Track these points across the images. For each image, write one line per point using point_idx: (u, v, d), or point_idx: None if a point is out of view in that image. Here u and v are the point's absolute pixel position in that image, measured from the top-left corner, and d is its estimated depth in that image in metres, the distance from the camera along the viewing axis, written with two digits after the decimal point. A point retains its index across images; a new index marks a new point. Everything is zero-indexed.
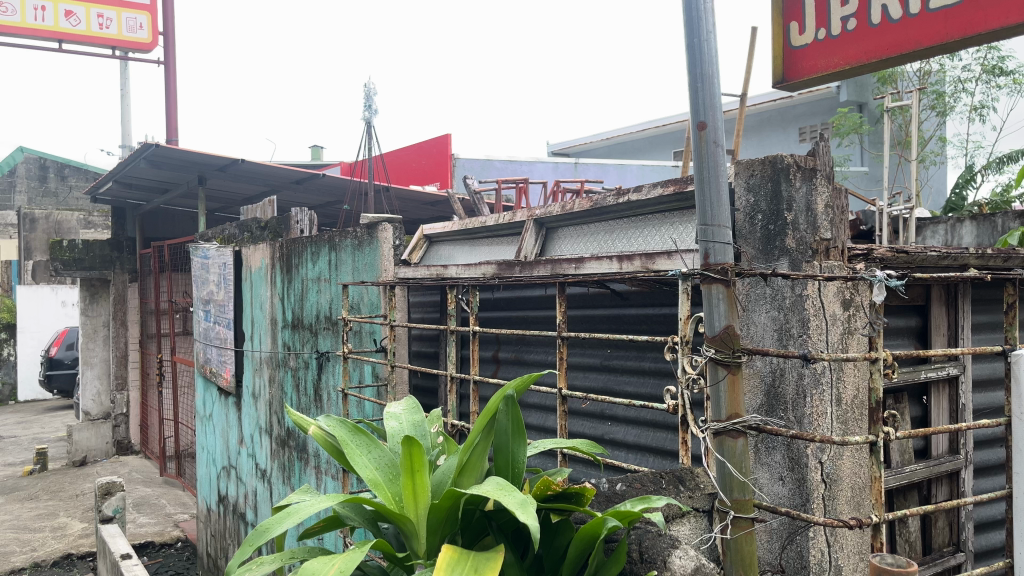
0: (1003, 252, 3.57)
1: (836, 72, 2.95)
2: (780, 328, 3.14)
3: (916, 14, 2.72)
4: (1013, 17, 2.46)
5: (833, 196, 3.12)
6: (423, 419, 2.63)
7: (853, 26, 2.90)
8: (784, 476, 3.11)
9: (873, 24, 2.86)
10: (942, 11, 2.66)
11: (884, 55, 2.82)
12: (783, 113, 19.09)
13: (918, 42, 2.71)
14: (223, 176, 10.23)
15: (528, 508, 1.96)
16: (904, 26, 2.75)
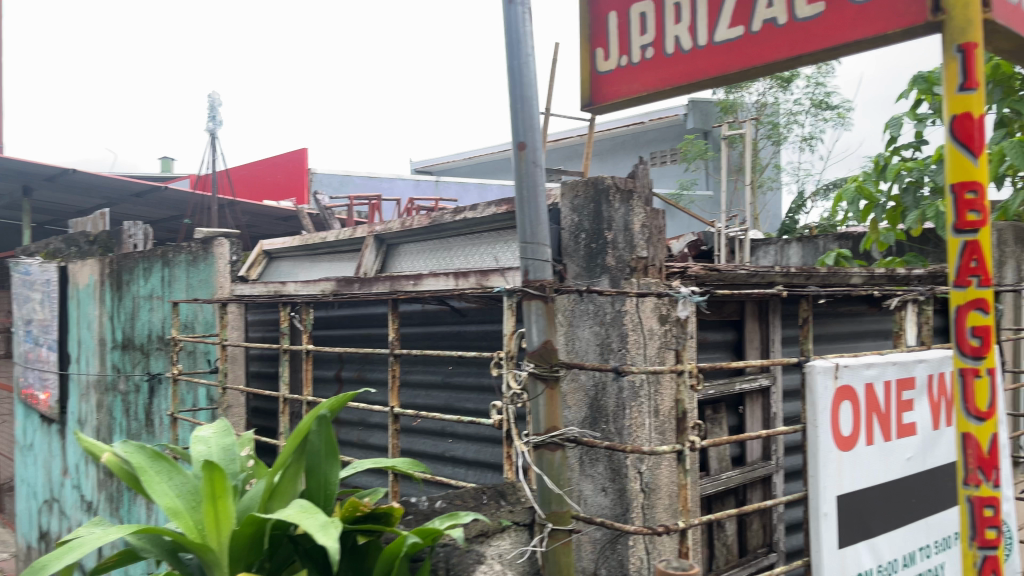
0: (806, 270, 3.80)
1: (637, 97, 2.85)
2: (602, 342, 3.26)
3: (704, 46, 2.68)
4: (782, 54, 2.48)
5: (649, 217, 3.28)
6: (235, 442, 2.53)
7: (652, 54, 2.82)
8: (606, 487, 3.21)
9: (667, 54, 2.79)
10: (726, 44, 2.63)
11: (680, 82, 2.73)
12: (636, 137, 20.01)
13: (705, 72, 2.68)
14: (50, 186, 9.50)
15: (329, 531, 1.93)
16: (693, 57, 2.70)
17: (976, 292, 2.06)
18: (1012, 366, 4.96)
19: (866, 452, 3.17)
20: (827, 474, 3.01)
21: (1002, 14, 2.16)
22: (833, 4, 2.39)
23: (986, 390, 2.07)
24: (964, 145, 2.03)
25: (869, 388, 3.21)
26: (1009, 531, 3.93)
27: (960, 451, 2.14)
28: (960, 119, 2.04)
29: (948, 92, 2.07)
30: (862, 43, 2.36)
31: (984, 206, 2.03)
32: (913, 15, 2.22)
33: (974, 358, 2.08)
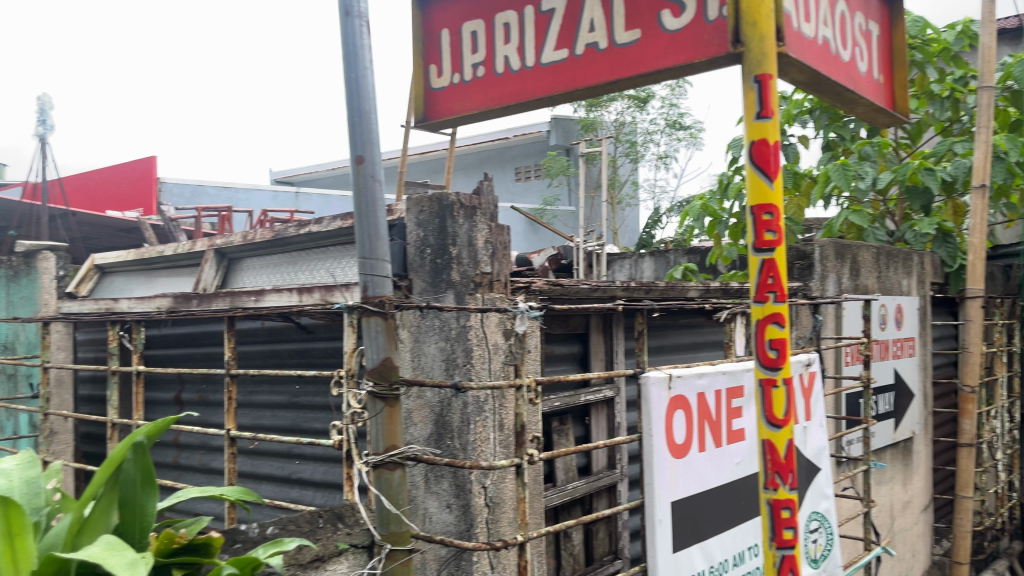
0: (645, 284, 3.94)
1: (468, 115, 2.80)
2: (447, 358, 3.23)
3: (532, 67, 2.67)
4: (603, 77, 2.52)
5: (492, 232, 3.32)
6: (39, 474, 2.36)
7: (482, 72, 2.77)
8: (450, 503, 3.20)
9: (497, 73, 2.75)
10: (552, 66, 2.63)
11: (509, 101, 2.71)
12: (500, 152, 20.28)
13: (531, 92, 2.66)
14: None
15: (137, 568, 1.85)
16: (522, 78, 2.68)
17: (772, 307, 2.14)
18: (835, 371, 5.35)
19: (698, 459, 3.33)
20: (661, 482, 3.13)
21: (794, 50, 2.20)
22: (648, 31, 2.46)
23: (782, 399, 2.16)
24: (762, 170, 2.09)
25: (701, 397, 3.37)
26: (828, 525, 4.27)
27: (761, 457, 2.20)
28: (757, 145, 2.10)
29: (748, 119, 2.13)
30: (675, 69, 2.44)
31: (779, 226, 2.11)
32: (718, 45, 2.31)
33: (771, 368, 2.16)
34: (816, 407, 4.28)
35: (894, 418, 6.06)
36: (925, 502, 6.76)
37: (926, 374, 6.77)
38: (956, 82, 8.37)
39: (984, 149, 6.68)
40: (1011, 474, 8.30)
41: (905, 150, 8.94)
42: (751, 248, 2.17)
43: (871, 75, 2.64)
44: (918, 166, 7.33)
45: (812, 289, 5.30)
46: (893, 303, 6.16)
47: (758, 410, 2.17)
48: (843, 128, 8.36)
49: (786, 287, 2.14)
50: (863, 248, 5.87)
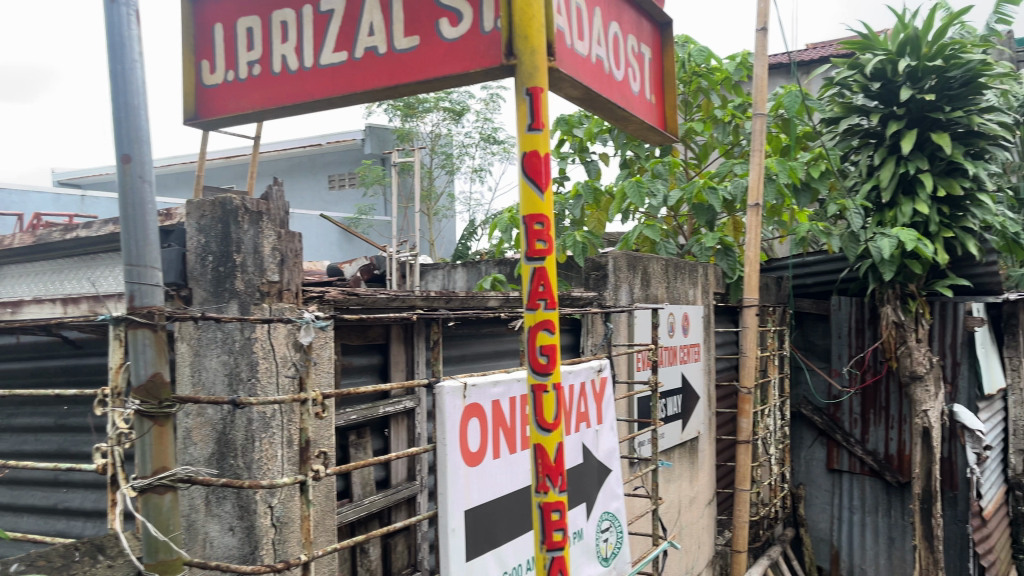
0: (445, 294, 3.92)
1: (242, 115, 2.60)
2: (230, 372, 3.04)
3: (310, 68, 2.54)
4: (381, 82, 2.46)
5: (280, 239, 3.19)
6: None
7: (258, 71, 2.60)
8: (233, 526, 3.02)
9: (274, 73, 2.59)
10: (330, 68, 2.52)
11: (286, 103, 2.56)
12: (313, 160, 19.76)
13: (308, 94, 2.54)
14: None
15: None
16: (299, 79, 2.55)
17: (543, 314, 2.12)
18: (627, 376, 5.65)
19: (492, 465, 3.37)
20: (455, 491, 3.14)
21: (564, 64, 2.27)
22: (426, 38, 2.44)
23: (553, 404, 2.14)
24: (533, 180, 2.09)
25: (495, 405, 3.42)
26: (618, 524, 4.49)
27: (532, 461, 2.16)
28: (529, 156, 2.11)
29: (519, 131, 2.13)
30: (455, 78, 2.43)
31: (549, 236, 2.11)
32: (493, 55, 2.34)
33: (542, 374, 2.13)
34: (608, 410, 4.49)
35: (680, 419, 6.48)
36: (709, 497, 7.29)
37: (710, 377, 7.31)
38: (736, 109, 9.16)
39: (758, 170, 7.36)
40: (783, 467, 9.15)
41: (694, 169, 9.66)
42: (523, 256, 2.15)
43: (642, 95, 2.81)
44: (703, 185, 7.94)
45: (606, 298, 5.57)
46: (681, 311, 6.62)
47: (529, 415, 2.13)
48: (639, 148, 8.91)
49: (556, 294, 2.13)
50: (653, 260, 6.24)
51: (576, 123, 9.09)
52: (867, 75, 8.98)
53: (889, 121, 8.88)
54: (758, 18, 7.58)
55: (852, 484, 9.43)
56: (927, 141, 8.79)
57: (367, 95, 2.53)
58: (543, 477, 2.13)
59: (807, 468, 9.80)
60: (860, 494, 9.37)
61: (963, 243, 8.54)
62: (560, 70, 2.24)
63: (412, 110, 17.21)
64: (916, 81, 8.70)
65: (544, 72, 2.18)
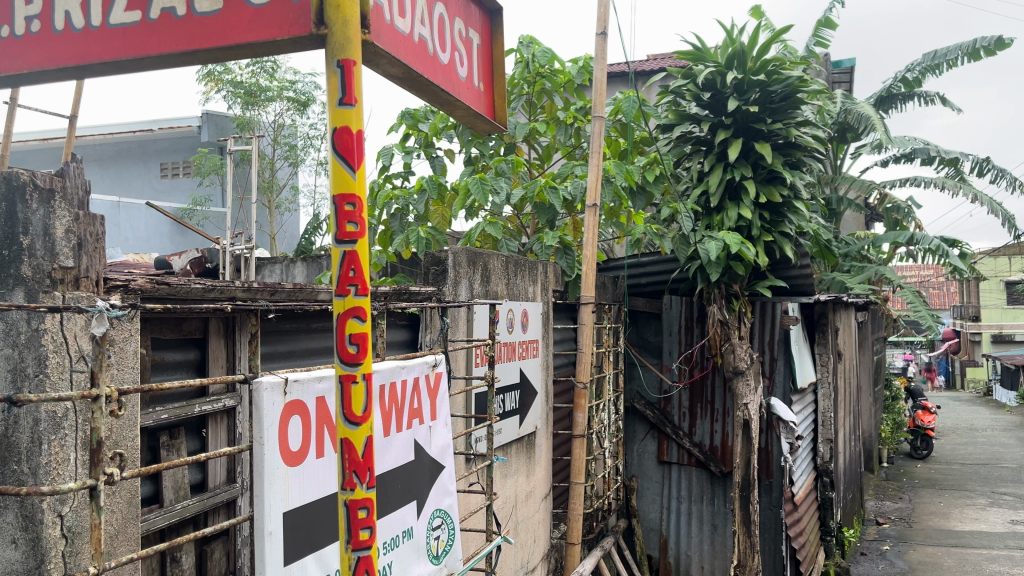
0: (268, 285, 3.70)
1: (17, 76, 2.32)
2: (13, 368, 2.72)
3: (97, 27, 2.29)
4: (177, 45, 2.25)
5: (75, 222, 2.89)
6: None
7: (37, 28, 2.33)
8: (16, 539, 2.70)
9: (56, 30, 2.32)
10: (122, 28, 2.28)
11: (71, 64, 2.30)
12: (143, 146, 18.51)
13: (96, 55, 2.29)
14: None
15: None
16: (85, 38, 2.30)
17: (353, 300, 2.00)
18: (465, 371, 5.62)
19: (314, 464, 3.23)
20: (272, 491, 2.98)
21: (381, 38, 2.17)
22: (230, 2, 2.25)
23: (363, 395, 2.02)
24: (345, 158, 1.99)
25: (319, 402, 3.28)
26: (450, 521, 4.45)
27: (337, 457, 2.04)
28: (340, 132, 2.00)
29: (331, 105, 2.02)
30: (261, 46, 2.26)
31: (361, 218, 2.01)
32: (303, 25, 2.19)
33: (351, 364, 2.01)
34: (442, 406, 4.42)
35: (517, 415, 6.54)
36: (545, 492, 7.41)
37: (548, 373, 7.43)
38: (579, 112, 9.37)
39: (596, 172, 7.54)
40: (617, 459, 9.46)
41: (538, 169, 9.83)
42: (333, 240, 2.03)
43: (470, 81, 2.76)
44: (544, 184, 8.05)
45: (445, 294, 5.50)
46: (519, 308, 6.67)
47: (336, 408, 2.00)
48: (483, 145, 9.02)
49: (368, 280, 2.03)
50: (493, 257, 6.24)
51: (422, 117, 8.99)
52: (699, 85, 9.46)
53: (718, 130, 9.41)
54: (598, 22, 7.79)
55: (680, 475, 9.91)
56: (751, 150, 9.37)
57: (163, 60, 2.31)
58: (350, 473, 2.01)
59: (640, 461, 10.18)
60: (687, 484, 9.86)
61: (781, 246, 9.17)
62: (376, 47, 2.15)
63: (253, 98, 16.35)
64: (742, 93, 9.26)
65: (357, 46, 2.07)
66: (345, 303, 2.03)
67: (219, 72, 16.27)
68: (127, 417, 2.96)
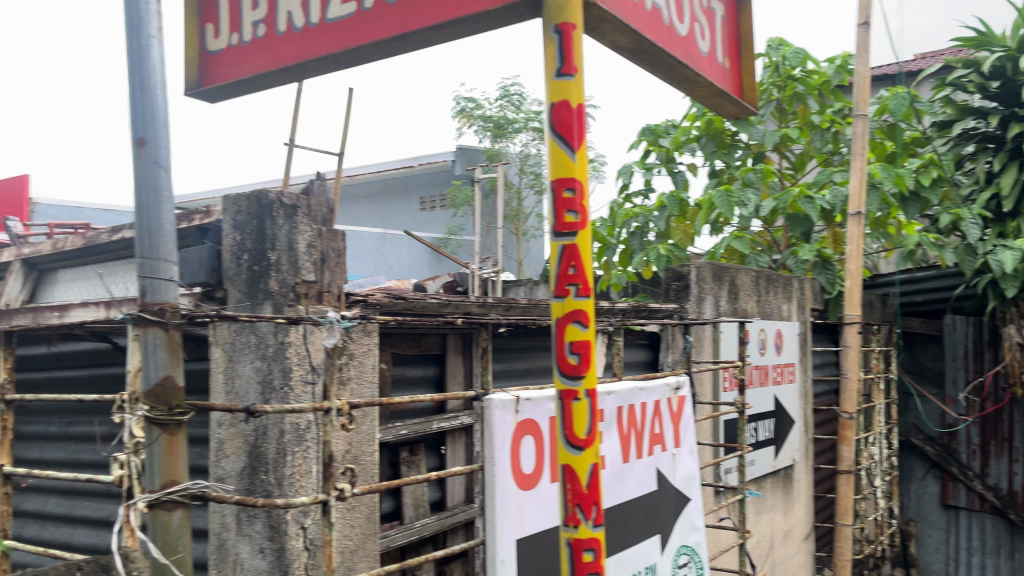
0: (503, 300, 3.60)
1: (244, 80, 2.43)
2: (262, 380, 2.81)
3: (315, 24, 2.32)
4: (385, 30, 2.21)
5: (316, 236, 2.95)
6: None
7: (262, 34, 2.42)
8: (264, 548, 2.76)
9: (280, 32, 2.39)
10: (336, 22, 2.30)
11: (292, 63, 2.35)
12: (406, 181, 19.73)
13: (313, 52, 2.31)
14: None
15: None
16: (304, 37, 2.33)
17: (574, 303, 2.00)
18: (712, 397, 5.19)
19: (549, 489, 3.03)
20: (505, 516, 2.82)
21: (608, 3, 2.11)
22: None
23: (585, 414, 2.02)
24: (564, 138, 1.98)
25: (553, 422, 3.08)
26: (698, 559, 4.03)
27: (562, 485, 2.06)
28: (560, 108, 2.01)
29: (547, 77, 2.03)
30: (472, 19, 2.15)
31: (581, 205, 2.00)
32: None
33: (573, 378, 2.01)
34: (686, 432, 4.05)
35: (773, 446, 5.95)
36: (806, 532, 6.67)
37: (807, 402, 6.72)
38: (836, 114, 8.58)
39: (860, 176, 6.71)
40: (891, 501, 8.36)
41: (790, 180, 9.08)
42: (552, 234, 2.03)
43: (713, 56, 2.70)
44: (799, 194, 7.33)
45: (688, 311, 5.12)
46: (772, 328, 6.08)
47: (558, 429, 2.01)
48: (728, 156, 8.45)
49: (589, 281, 2.01)
50: (742, 272, 5.75)
51: (663, 133, 8.66)
52: (984, 74, 8.21)
53: (1012, 122, 8.07)
54: (859, 12, 7.01)
55: (970, 523, 8.53)
56: None
57: (376, 49, 2.30)
58: (573, 505, 2.03)
59: (919, 503, 8.96)
60: (979, 534, 8.47)
61: None
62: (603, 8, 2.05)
63: (501, 130, 15.62)
64: None
65: (577, 9, 2.05)
66: (566, 306, 2.04)
67: (471, 107, 15.71)
68: (365, 431, 2.97)
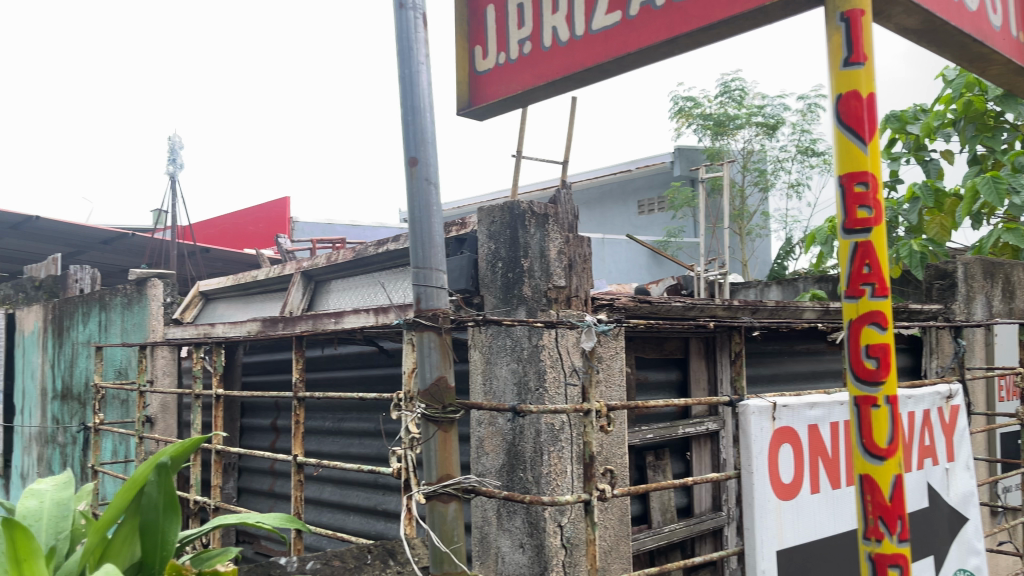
0: (749, 302, 3.51)
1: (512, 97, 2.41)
2: (519, 381, 2.94)
3: (581, 36, 2.28)
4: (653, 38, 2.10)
5: (567, 243, 3.04)
6: (71, 495, 2.38)
7: (529, 50, 2.42)
8: (524, 543, 2.87)
9: (545, 48, 2.38)
10: (603, 31, 2.23)
11: (559, 77, 2.32)
12: (624, 185, 18.28)
13: (579, 65, 2.27)
14: (17, 235, 8.48)
15: None
16: (570, 49, 2.30)
17: (870, 303, 1.93)
18: (986, 407, 4.68)
19: (810, 501, 2.88)
20: (765, 526, 2.71)
21: None
22: None
23: (886, 422, 1.94)
24: (853, 129, 1.94)
25: (813, 430, 2.93)
26: None
27: (861, 498, 1.99)
28: (847, 99, 1.96)
29: (833, 69, 1.98)
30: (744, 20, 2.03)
31: (875, 200, 1.93)
32: None
33: (872, 384, 1.94)
34: (959, 445, 3.68)
35: None
36: None
37: None
38: None
39: None
40: None
41: None
42: (843, 230, 1.99)
43: (1006, 30, 2.46)
44: None
45: (955, 313, 4.67)
46: None
47: (856, 437, 1.96)
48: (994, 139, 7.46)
49: (886, 279, 1.93)
50: (1017, 268, 5.18)
51: (911, 119, 7.70)
52: None
53: None
54: None
55: None
56: None
57: (644, 57, 2.20)
58: (875, 519, 1.95)
59: None
60: None
61: None
62: None
63: (723, 128, 14.75)
64: None
65: None
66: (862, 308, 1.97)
67: (689, 106, 15.08)
68: (616, 434, 2.98)
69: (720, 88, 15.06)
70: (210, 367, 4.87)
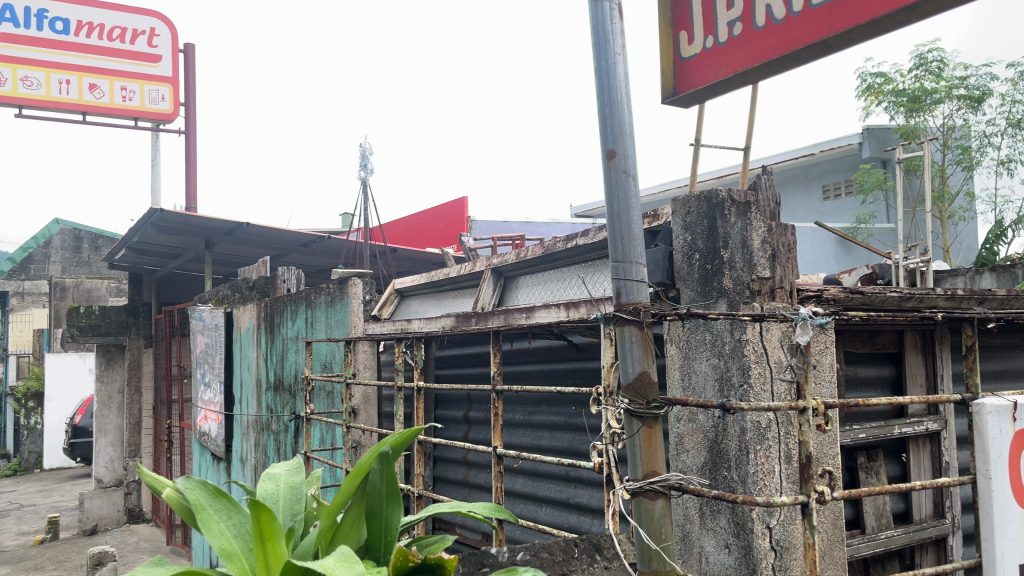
0: (976, 292, 3.21)
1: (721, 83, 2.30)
2: (720, 376, 2.83)
3: (799, 12, 2.14)
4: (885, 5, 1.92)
5: (770, 232, 2.89)
6: (303, 480, 2.58)
7: (740, 31, 2.33)
8: (730, 543, 2.77)
9: (758, 27, 2.27)
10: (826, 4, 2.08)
11: (775, 57, 2.20)
12: (806, 170, 17.31)
13: (800, 43, 2.14)
14: (231, 240, 9.30)
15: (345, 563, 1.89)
16: (788, 27, 2.17)
17: None
18: None
19: None
20: (1006, 537, 2.46)
21: None
22: None
23: None
24: None
25: None
26: None
27: None
28: None
29: None
30: None
31: None
32: None
33: None
34: None
35: None
36: None
37: None
38: None
39: None
40: None
41: None
42: None
43: None
44: None
45: None
46: None
47: None
48: None
49: None
50: None
51: None
52: None
53: None
54: None
55: None
56: None
57: (871, 31, 2.02)
58: None
59: None
60: None
61: None
62: None
63: (918, 103, 13.54)
64: None
65: None
66: None
67: (879, 83, 13.96)
68: (829, 433, 2.80)
69: (916, 59, 13.84)
70: (408, 360, 5.11)
